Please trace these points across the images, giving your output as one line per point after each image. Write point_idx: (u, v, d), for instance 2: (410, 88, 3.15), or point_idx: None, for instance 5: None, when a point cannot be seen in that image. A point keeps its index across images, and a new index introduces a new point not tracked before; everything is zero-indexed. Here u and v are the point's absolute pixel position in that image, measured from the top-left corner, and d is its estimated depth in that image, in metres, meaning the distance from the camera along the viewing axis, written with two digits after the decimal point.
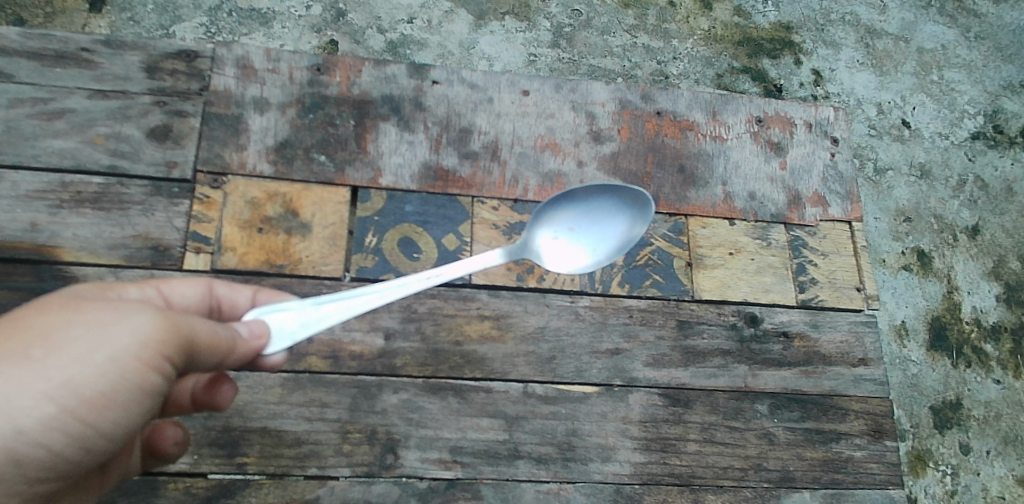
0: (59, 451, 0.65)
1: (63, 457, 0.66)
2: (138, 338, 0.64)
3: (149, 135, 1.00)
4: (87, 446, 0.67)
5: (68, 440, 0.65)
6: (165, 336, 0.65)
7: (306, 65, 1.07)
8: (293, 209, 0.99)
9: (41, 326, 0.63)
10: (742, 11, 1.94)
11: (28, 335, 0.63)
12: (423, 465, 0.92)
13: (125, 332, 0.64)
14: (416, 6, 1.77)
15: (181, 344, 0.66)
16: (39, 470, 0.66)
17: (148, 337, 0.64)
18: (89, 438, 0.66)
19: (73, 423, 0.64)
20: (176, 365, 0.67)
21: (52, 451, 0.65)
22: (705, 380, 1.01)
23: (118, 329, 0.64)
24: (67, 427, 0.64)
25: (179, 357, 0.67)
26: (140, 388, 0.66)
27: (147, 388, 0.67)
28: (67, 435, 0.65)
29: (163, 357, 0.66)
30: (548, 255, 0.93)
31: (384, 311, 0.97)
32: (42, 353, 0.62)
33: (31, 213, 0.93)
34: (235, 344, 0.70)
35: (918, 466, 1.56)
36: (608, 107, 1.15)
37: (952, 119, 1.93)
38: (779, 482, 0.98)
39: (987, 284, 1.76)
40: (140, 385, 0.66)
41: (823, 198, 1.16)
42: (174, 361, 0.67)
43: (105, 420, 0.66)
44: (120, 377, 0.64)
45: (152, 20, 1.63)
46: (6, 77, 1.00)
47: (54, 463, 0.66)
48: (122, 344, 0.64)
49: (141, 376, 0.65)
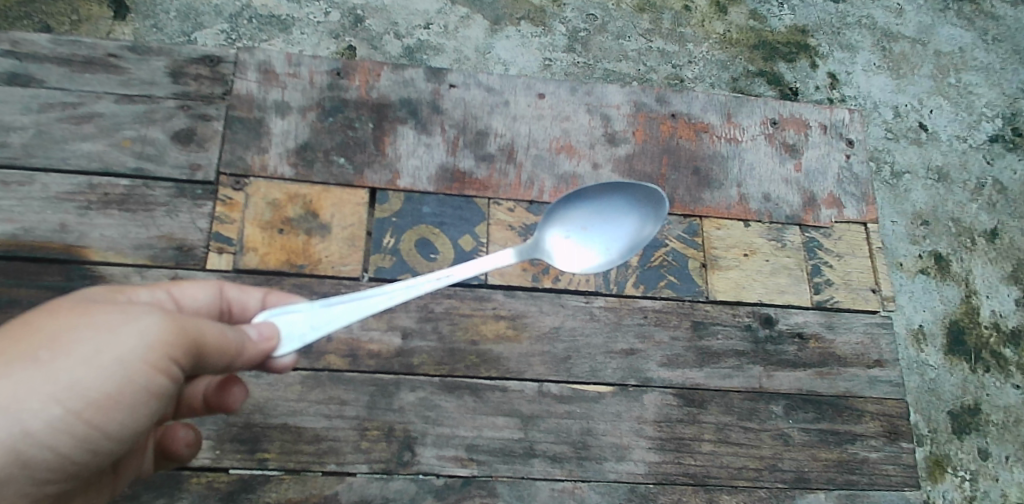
0: (66, 453, 0.67)
1: (69, 458, 0.68)
2: (146, 340, 0.66)
3: (174, 138, 1.02)
4: (93, 448, 0.68)
5: (75, 441, 0.67)
6: (172, 339, 0.67)
7: (326, 69, 1.09)
8: (313, 210, 1.01)
9: (49, 330, 0.65)
10: (758, 15, 1.94)
11: (38, 338, 0.65)
12: (440, 462, 0.93)
13: (132, 334, 0.66)
14: (432, 12, 1.79)
15: (189, 346, 0.68)
16: (45, 471, 0.67)
17: (154, 339, 0.66)
18: (96, 439, 0.68)
19: (79, 425, 0.66)
20: (184, 366, 0.69)
21: (59, 453, 0.67)
22: (719, 381, 1.02)
23: (126, 331, 0.66)
24: (73, 429, 0.66)
25: (187, 359, 0.69)
26: (147, 390, 0.68)
27: (154, 389, 0.69)
28: (74, 436, 0.66)
29: (169, 359, 0.67)
30: (561, 255, 0.94)
31: (401, 311, 0.99)
32: (50, 356, 0.64)
33: (61, 215, 0.96)
34: (244, 347, 0.71)
35: (936, 471, 1.55)
36: (623, 109, 1.16)
37: (971, 122, 1.92)
38: (794, 483, 0.99)
39: (1006, 287, 1.75)
40: (147, 387, 0.68)
41: (839, 199, 1.16)
42: (181, 362, 0.69)
43: (112, 421, 0.68)
44: (127, 379, 0.66)
45: (175, 27, 1.66)
46: (37, 82, 1.03)
47: (60, 464, 0.68)
48: (129, 346, 0.65)
49: (148, 377, 0.67)
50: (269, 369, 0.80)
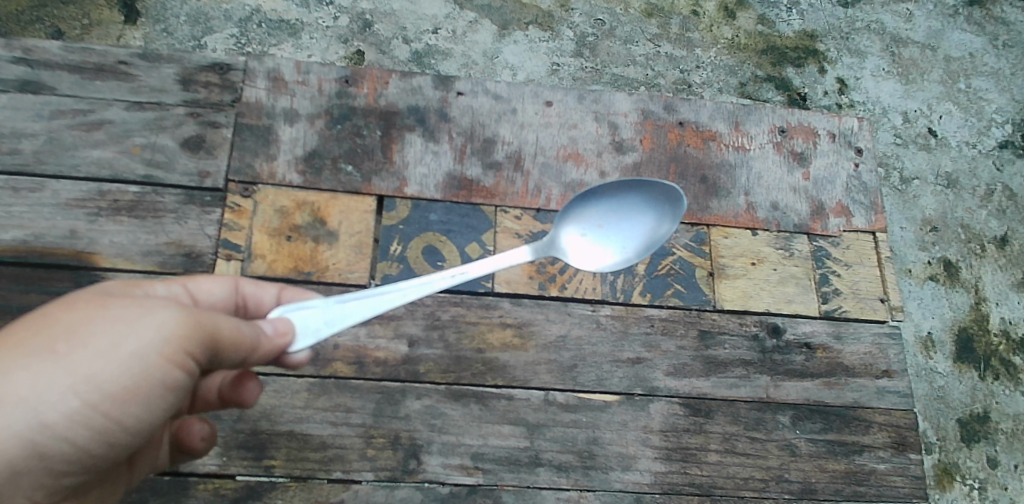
0: (83, 446, 0.67)
1: (86, 451, 0.68)
2: (162, 334, 0.66)
3: (183, 145, 1.03)
4: (110, 441, 0.69)
5: (91, 434, 0.67)
6: (188, 333, 0.67)
7: (334, 77, 1.10)
8: (321, 217, 1.02)
9: (68, 322, 0.66)
10: (766, 20, 1.94)
11: (56, 332, 0.65)
12: (445, 471, 0.93)
13: (149, 327, 0.66)
14: (441, 17, 1.80)
15: (205, 340, 0.68)
16: (62, 464, 0.67)
17: (171, 333, 0.66)
18: (112, 432, 0.68)
19: (96, 417, 0.66)
20: (200, 360, 0.69)
21: (76, 445, 0.67)
22: (726, 391, 1.02)
23: (142, 325, 0.66)
24: (91, 422, 0.66)
25: (203, 353, 0.69)
26: (163, 384, 0.68)
27: (171, 383, 0.69)
28: (91, 429, 0.67)
29: (186, 352, 0.67)
30: (576, 253, 0.94)
31: (408, 318, 0.99)
32: (68, 348, 0.64)
33: (71, 221, 0.97)
34: (259, 342, 0.71)
35: (944, 479, 1.54)
36: (631, 117, 1.16)
37: (980, 127, 1.91)
38: (800, 494, 0.98)
39: (1016, 294, 1.73)
40: (164, 381, 0.68)
41: (847, 208, 1.16)
42: (197, 357, 0.69)
43: (129, 415, 0.68)
44: (144, 372, 0.66)
45: (185, 31, 1.67)
46: (48, 89, 1.04)
47: (77, 457, 0.68)
48: (146, 339, 0.66)
49: (164, 370, 0.67)
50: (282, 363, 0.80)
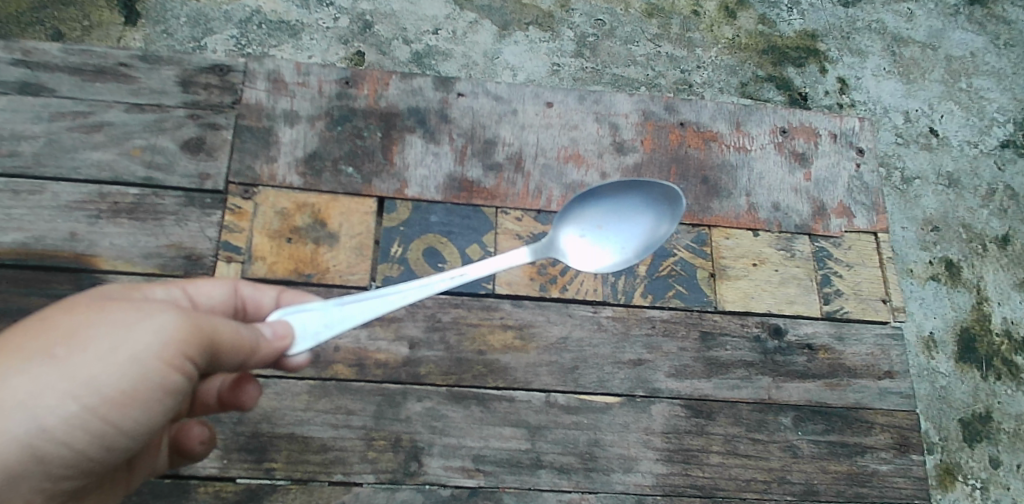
0: (81, 450, 0.67)
1: (84, 455, 0.68)
2: (161, 338, 0.66)
3: (183, 147, 1.03)
4: (109, 445, 0.68)
5: (90, 438, 0.67)
6: (186, 336, 0.67)
7: (334, 78, 1.10)
8: (321, 219, 1.02)
9: (66, 326, 0.65)
10: (767, 19, 1.93)
11: (55, 335, 0.65)
12: (446, 473, 0.93)
13: (147, 331, 0.66)
14: (441, 17, 1.79)
15: (203, 343, 0.68)
16: (60, 467, 0.67)
17: (170, 336, 0.66)
18: (111, 436, 0.68)
19: (95, 421, 0.66)
20: (198, 364, 0.69)
21: (75, 449, 0.67)
22: (727, 392, 1.01)
23: (141, 328, 0.66)
24: (89, 425, 0.66)
25: (202, 356, 0.69)
26: (162, 387, 0.68)
27: (170, 387, 0.69)
28: (89, 433, 0.66)
29: (184, 356, 0.67)
30: (576, 254, 0.94)
31: (409, 320, 0.99)
32: (67, 352, 0.64)
33: (72, 223, 0.97)
34: (258, 345, 0.71)
35: (947, 479, 1.54)
36: (631, 118, 1.16)
37: (981, 127, 1.90)
38: (802, 495, 0.98)
39: (1018, 294, 1.73)
40: (163, 384, 0.68)
41: (849, 209, 1.15)
42: (196, 360, 0.69)
43: (128, 418, 0.68)
44: (142, 376, 0.66)
45: (185, 32, 1.67)
46: (48, 91, 1.04)
47: (76, 460, 0.68)
48: (144, 343, 0.65)
49: (163, 374, 0.67)
50: (282, 365, 0.80)
